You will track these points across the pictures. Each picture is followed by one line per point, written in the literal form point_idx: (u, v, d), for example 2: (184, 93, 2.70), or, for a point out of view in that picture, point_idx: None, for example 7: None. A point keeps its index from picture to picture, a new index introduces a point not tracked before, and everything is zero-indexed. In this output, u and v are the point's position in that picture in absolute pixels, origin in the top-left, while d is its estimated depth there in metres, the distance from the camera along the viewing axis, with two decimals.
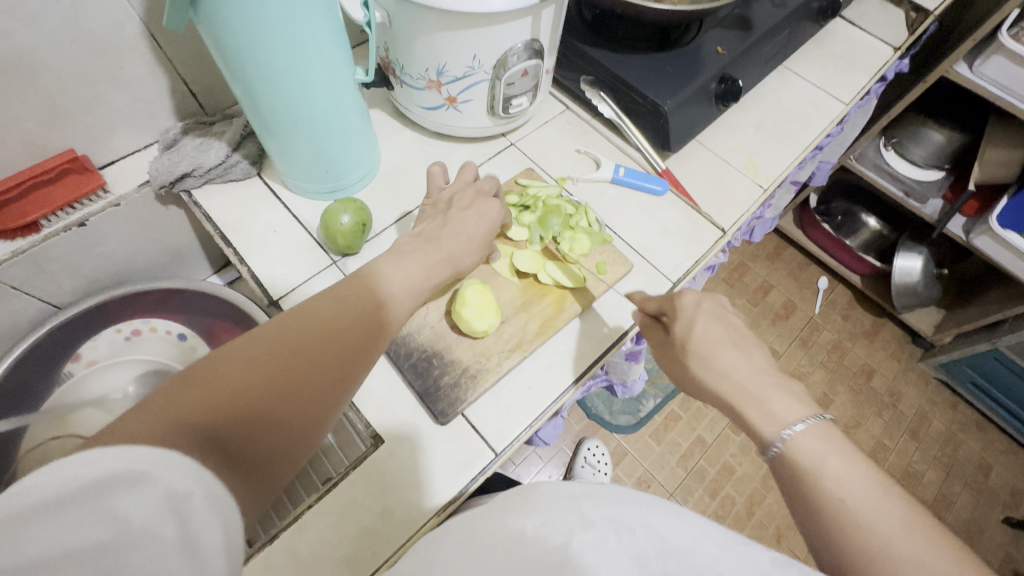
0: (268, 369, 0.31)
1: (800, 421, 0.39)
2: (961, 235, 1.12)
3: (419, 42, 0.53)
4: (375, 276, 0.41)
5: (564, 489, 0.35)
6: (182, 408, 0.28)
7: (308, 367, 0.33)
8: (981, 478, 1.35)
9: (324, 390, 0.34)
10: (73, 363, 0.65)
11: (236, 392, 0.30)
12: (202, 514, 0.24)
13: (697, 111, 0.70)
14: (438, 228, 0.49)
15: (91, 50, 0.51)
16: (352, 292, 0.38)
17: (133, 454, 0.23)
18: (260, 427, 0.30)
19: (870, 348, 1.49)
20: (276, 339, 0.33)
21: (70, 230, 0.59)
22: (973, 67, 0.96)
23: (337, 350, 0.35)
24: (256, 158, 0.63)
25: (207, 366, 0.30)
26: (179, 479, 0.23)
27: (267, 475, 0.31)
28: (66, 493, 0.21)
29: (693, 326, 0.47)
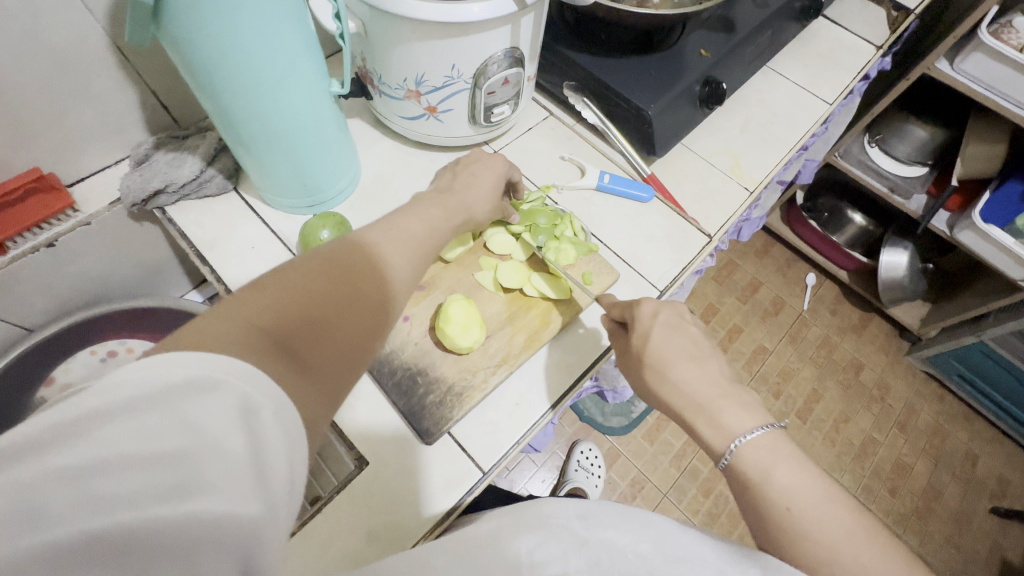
0: (321, 287, 0.33)
1: (751, 430, 0.39)
2: (944, 231, 1.14)
3: (396, 52, 0.52)
4: (399, 216, 0.42)
5: (553, 506, 0.33)
6: (250, 317, 0.29)
7: (357, 288, 0.34)
8: (969, 469, 1.36)
9: (374, 310, 0.35)
10: (47, 387, 0.63)
11: (299, 302, 0.31)
12: (268, 429, 0.25)
13: (682, 114, 0.69)
14: (450, 180, 0.51)
15: (53, 65, 0.49)
16: (385, 234, 0.40)
17: (208, 363, 0.25)
18: (321, 338, 0.32)
19: (859, 342, 1.51)
20: (327, 258, 0.35)
21: (38, 250, 0.57)
22: (954, 64, 0.96)
23: (381, 273, 0.36)
24: (232, 172, 0.61)
25: (268, 281, 0.32)
26: (249, 390, 0.25)
27: (333, 386, 0.32)
28: (147, 395, 0.23)
29: (648, 337, 0.46)
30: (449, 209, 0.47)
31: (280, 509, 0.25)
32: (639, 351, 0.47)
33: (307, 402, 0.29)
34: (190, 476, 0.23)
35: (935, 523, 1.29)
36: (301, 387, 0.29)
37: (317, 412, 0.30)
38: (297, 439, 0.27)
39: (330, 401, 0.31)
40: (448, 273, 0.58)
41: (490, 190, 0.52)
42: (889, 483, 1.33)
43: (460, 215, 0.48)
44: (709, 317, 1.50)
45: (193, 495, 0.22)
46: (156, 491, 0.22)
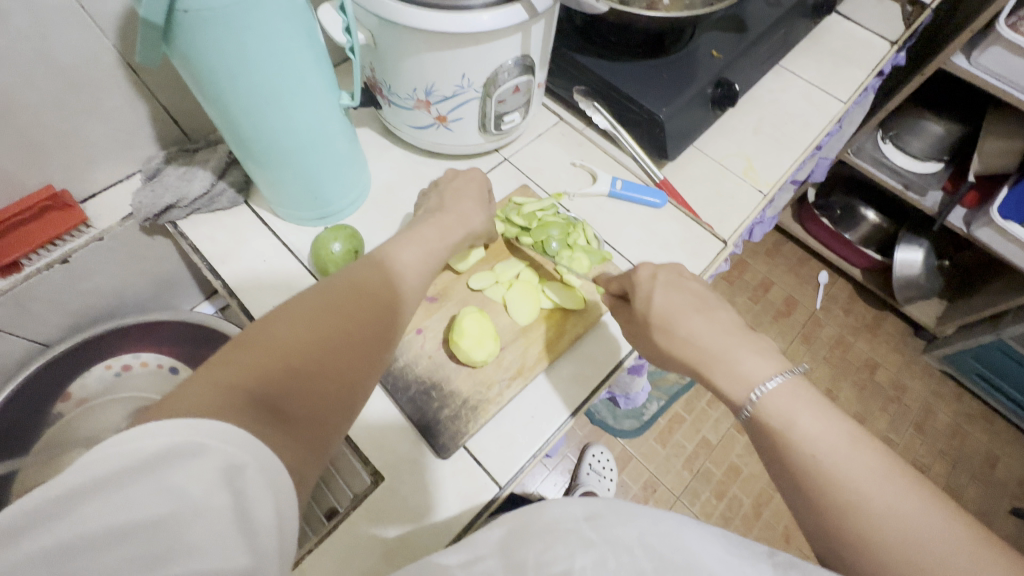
0: (304, 337, 0.33)
1: (771, 378, 0.38)
2: (961, 228, 1.11)
3: (406, 63, 0.51)
4: (391, 249, 0.43)
5: (568, 508, 0.34)
6: (233, 375, 0.29)
7: (339, 333, 0.35)
8: (988, 470, 1.34)
9: (358, 353, 0.35)
10: (63, 402, 0.63)
11: (284, 354, 0.32)
12: (253, 483, 0.26)
13: (694, 117, 0.68)
14: (439, 202, 0.53)
15: (64, 84, 0.49)
16: (369, 271, 0.40)
17: (188, 428, 0.25)
18: (305, 389, 0.32)
19: (873, 341, 1.49)
20: (312, 304, 0.35)
21: (53, 267, 0.57)
22: (971, 58, 0.94)
23: (370, 310, 0.37)
24: (242, 185, 0.61)
25: (252, 335, 0.32)
26: (231, 448, 0.26)
27: (318, 435, 0.32)
28: (127, 467, 0.23)
29: (652, 297, 0.46)
30: (430, 233, 0.47)
31: (272, 559, 0.26)
32: (644, 312, 0.46)
33: (293, 456, 0.30)
34: (177, 541, 0.23)
35: None
36: (286, 442, 0.29)
37: (301, 464, 0.30)
38: (285, 487, 0.28)
39: (316, 452, 0.32)
40: (460, 285, 0.57)
41: (479, 206, 0.54)
42: None
43: (457, 230, 0.50)
44: None
45: (179, 560, 0.23)
46: (140, 562, 0.22)
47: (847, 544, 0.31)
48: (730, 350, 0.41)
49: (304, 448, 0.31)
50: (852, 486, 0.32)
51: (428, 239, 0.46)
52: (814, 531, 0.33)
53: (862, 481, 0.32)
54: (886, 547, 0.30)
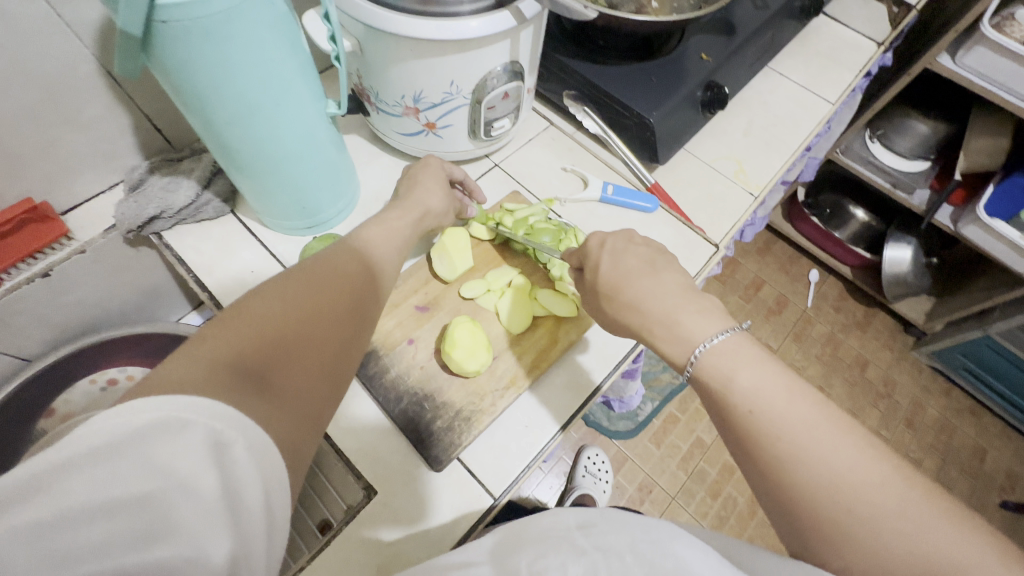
0: (286, 314, 0.32)
1: (714, 336, 0.37)
2: (948, 225, 1.13)
3: (393, 70, 0.50)
4: (365, 233, 0.43)
5: (557, 519, 0.35)
6: (215, 351, 0.29)
7: (322, 310, 0.34)
8: (977, 463, 1.36)
9: (341, 329, 0.35)
10: (47, 418, 0.61)
11: (265, 330, 0.31)
12: (240, 462, 0.26)
13: (684, 120, 0.68)
14: (407, 190, 0.52)
15: (42, 93, 0.48)
16: (346, 252, 0.39)
17: (176, 403, 0.25)
18: (291, 363, 0.31)
19: (864, 338, 1.50)
20: (291, 282, 0.35)
21: (33, 281, 0.56)
22: (956, 58, 0.95)
23: (348, 286, 0.37)
24: (229, 195, 0.60)
25: (231, 315, 0.32)
26: (218, 424, 0.26)
27: (309, 410, 0.32)
28: (112, 442, 0.23)
29: (604, 264, 0.46)
30: (400, 224, 0.46)
31: (258, 540, 0.26)
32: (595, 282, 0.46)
33: (284, 430, 0.29)
34: (164, 518, 0.23)
35: None
36: (277, 416, 0.29)
37: (293, 439, 0.30)
38: (275, 469, 0.28)
39: (310, 426, 0.32)
40: (451, 294, 0.57)
41: (440, 194, 0.53)
42: None
43: (415, 212, 0.49)
44: None
45: (167, 540, 0.23)
46: (128, 540, 0.22)
47: (786, 499, 0.31)
48: (673, 314, 0.40)
49: (297, 423, 0.31)
50: (789, 438, 0.31)
51: (399, 234, 0.45)
52: (757, 485, 0.33)
53: (796, 432, 0.32)
54: (822, 496, 0.30)
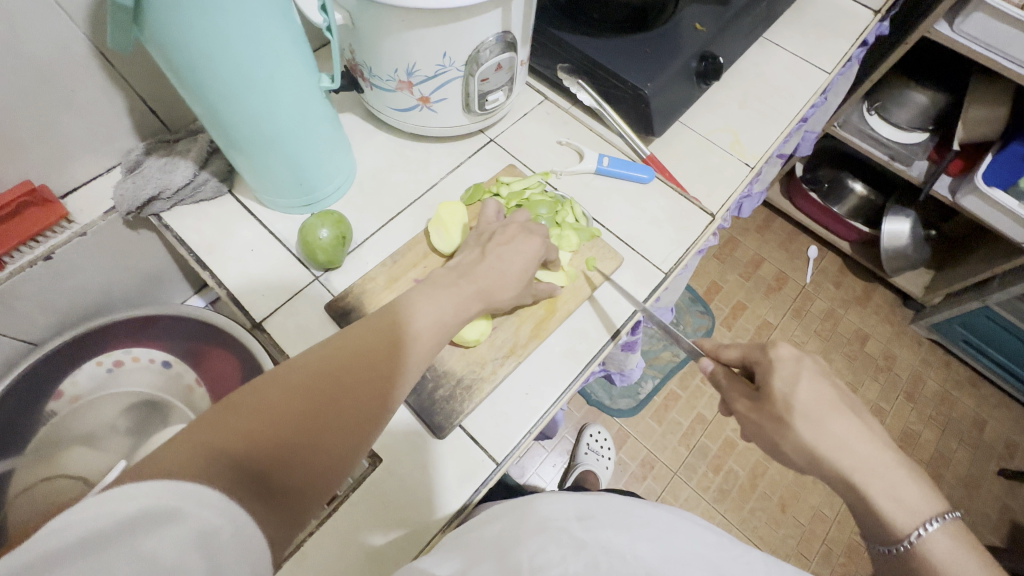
0: (293, 406, 0.31)
1: (940, 516, 0.37)
2: (946, 196, 1.12)
3: (385, 43, 0.50)
4: (405, 304, 0.40)
5: (558, 508, 0.41)
6: (214, 439, 0.28)
7: (333, 401, 0.32)
8: (977, 434, 1.37)
9: (350, 424, 0.33)
10: (55, 401, 0.61)
11: (270, 420, 0.30)
12: (227, 550, 0.25)
13: (679, 92, 0.68)
14: (474, 261, 0.46)
15: (37, 75, 0.48)
16: (378, 331, 0.37)
17: (166, 490, 0.24)
18: (291, 457, 0.30)
19: (863, 313, 1.50)
20: (312, 368, 0.33)
21: (36, 264, 0.56)
22: (954, 25, 0.94)
23: (369, 375, 0.34)
24: (225, 174, 0.60)
25: (243, 397, 0.30)
26: (208, 513, 0.25)
27: (300, 508, 0.30)
28: (97, 532, 0.23)
29: (797, 385, 0.41)
30: (458, 297, 0.42)
31: None
32: (784, 401, 0.41)
33: (270, 529, 0.28)
34: None
35: (943, 488, 1.31)
36: (265, 515, 0.28)
37: (277, 539, 0.29)
38: (262, 553, 0.27)
39: (299, 522, 0.30)
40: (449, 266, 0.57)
41: (519, 277, 0.46)
42: None
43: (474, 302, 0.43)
44: (712, 296, 1.50)
45: None
46: None
47: None
48: None
49: (286, 521, 0.29)
50: None
51: (448, 313, 0.41)
52: None
53: None
54: None
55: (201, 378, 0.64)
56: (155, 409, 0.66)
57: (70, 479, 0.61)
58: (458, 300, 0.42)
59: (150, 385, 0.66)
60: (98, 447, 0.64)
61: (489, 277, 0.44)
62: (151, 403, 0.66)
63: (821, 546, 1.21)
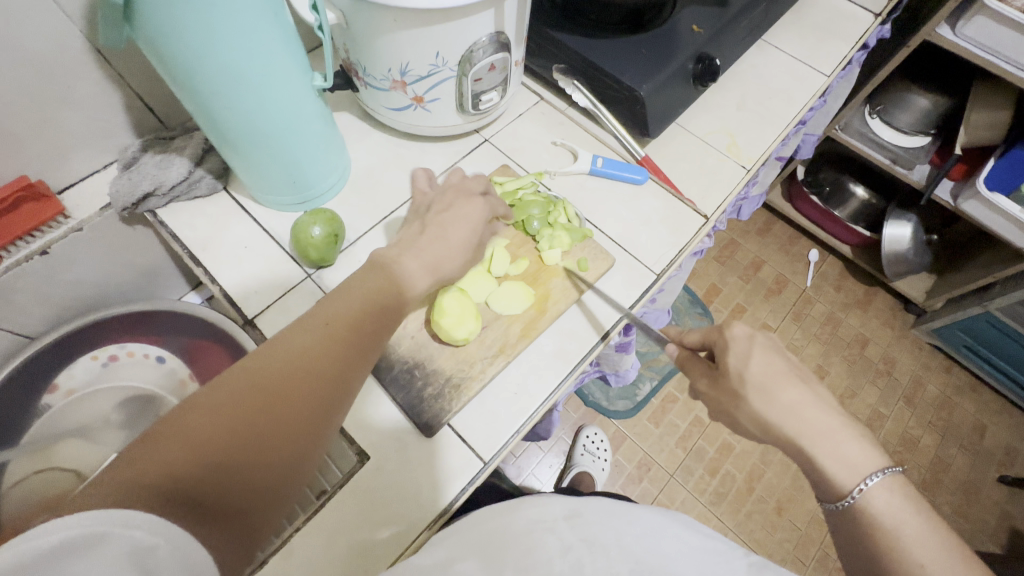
0: (229, 422, 0.29)
1: (879, 473, 0.37)
2: (948, 201, 1.12)
3: (379, 43, 0.51)
4: (340, 294, 0.38)
5: (545, 511, 0.40)
6: (143, 466, 0.26)
7: (272, 412, 0.31)
8: (977, 439, 1.36)
9: (294, 433, 0.32)
10: (51, 394, 0.63)
11: (205, 439, 0.28)
12: (166, 566, 0.25)
13: (675, 94, 0.68)
14: (416, 235, 0.45)
15: (33, 71, 0.48)
16: (314, 332, 0.35)
17: (93, 517, 0.24)
18: (231, 475, 0.29)
19: (863, 317, 1.50)
20: (245, 379, 0.31)
21: (33, 258, 0.57)
22: (956, 29, 0.93)
23: (309, 380, 0.33)
24: (221, 172, 0.61)
25: (173, 418, 0.28)
26: (140, 533, 0.24)
27: (248, 524, 0.29)
28: (23, 563, 0.22)
29: (748, 361, 0.42)
30: (399, 275, 0.41)
31: None
32: (737, 375, 0.42)
33: (218, 548, 0.27)
34: None
35: (942, 494, 1.30)
36: (213, 535, 0.27)
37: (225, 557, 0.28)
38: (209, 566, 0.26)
39: (253, 534, 0.30)
40: None
41: (463, 245, 0.46)
42: (896, 456, 1.33)
43: (414, 275, 0.42)
44: (711, 299, 1.49)
45: None
46: None
47: None
48: None
49: (238, 537, 0.29)
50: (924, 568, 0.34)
51: (386, 286, 0.40)
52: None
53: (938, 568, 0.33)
54: None
55: (195, 374, 0.64)
56: (149, 407, 0.65)
57: (64, 472, 0.61)
58: (397, 274, 0.41)
59: (147, 381, 0.66)
60: (92, 439, 0.63)
61: (425, 244, 0.44)
62: (146, 399, 0.65)
63: (817, 550, 1.21)
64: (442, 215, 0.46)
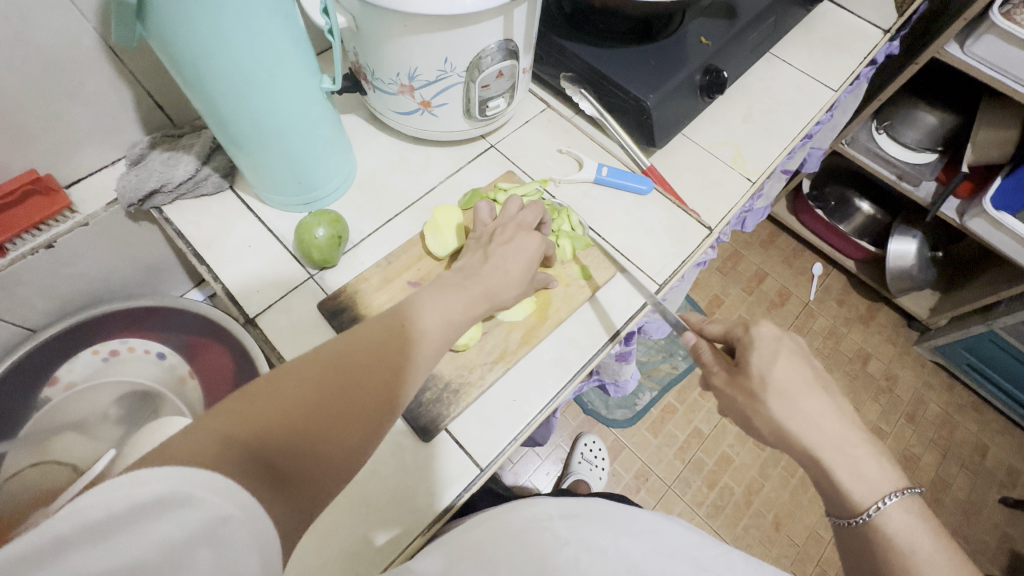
0: (308, 397, 0.31)
1: (897, 493, 0.37)
2: (954, 218, 1.11)
3: (388, 47, 0.51)
4: (416, 301, 0.40)
5: (541, 510, 0.40)
6: (231, 427, 0.28)
7: (347, 394, 0.33)
8: (978, 460, 1.35)
9: (361, 421, 0.33)
10: (50, 387, 0.62)
11: (286, 411, 0.30)
12: (237, 538, 0.25)
13: (681, 105, 0.68)
14: (478, 263, 0.45)
15: (45, 66, 0.49)
16: (390, 326, 0.37)
17: (181, 476, 0.25)
18: (304, 449, 0.30)
19: (866, 332, 1.49)
20: (327, 361, 0.33)
21: (38, 252, 0.57)
22: (965, 47, 0.93)
23: (382, 370, 0.35)
24: (227, 171, 0.61)
25: (262, 386, 0.30)
26: (219, 500, 0.25)
27: (311, 499, 0.30)
28: (115, 515, 0.23)
29: (773, 363, 0.42)
30: (467, 297, 0.42)
31: None
32: (759, 377, 0.42)
33: (282, 517, 0.29)
34: None
35: (942, 514, 1.28)
36: (280, 506, 0.29)
37: (286, 526, 0.29)
38: (270, 539, 0.27)
39: (313, 509, 0.31)
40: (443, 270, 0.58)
41: (522, 278, 0.46)
42: None
43: (479, 303, 0.42)
44: (713, 310, 1.49)
45: None
46: None
47: None
48: None
49: (300, 510, 0.30)
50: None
51: (457, 313, 0.40)
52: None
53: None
54: None
55: (194, 370, 0.64)
56: (146, 401, 0.66)
57: (60, 466, 0.62)
58: (467, 299, 0.42)
59: (145, 376, 0.66)
60: (88, 433, 0.65)
61: (487, 275, 0.44)
62: (143, 395, 0.67)
63: (815, 567, 1.20)
64: (506, 246, 0.47)
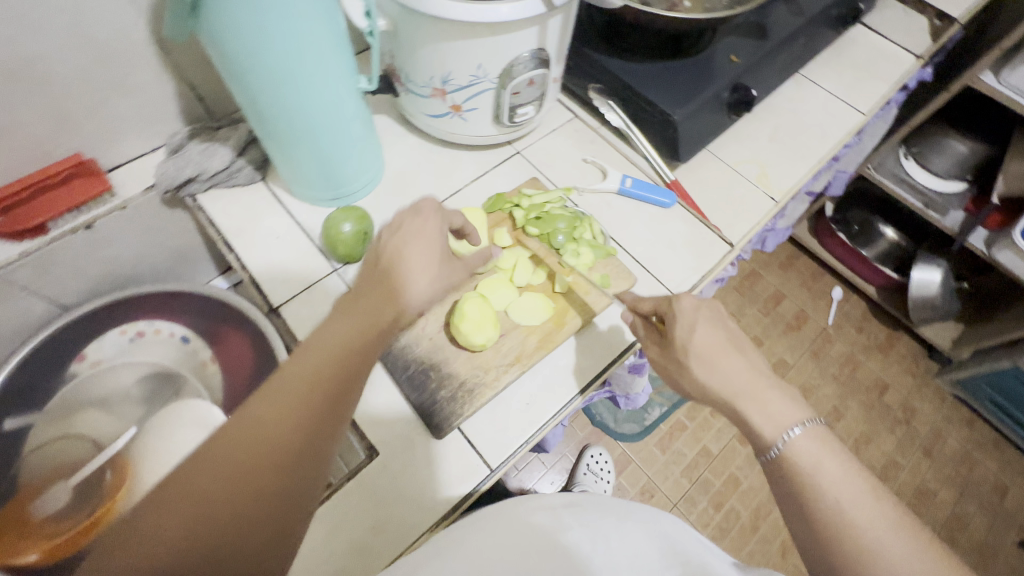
0: (218, 494, 0.30)
1: (798, 424, 0.39)
2: (981, 249, 1.09)
3: (424, 51, 0.52)
4: (315, 335, 0.36)
5: (544, 500, 0.40)
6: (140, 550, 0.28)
7: (261, 475, 0.31)
8: (997, 499, 1.31)
9: (283, 493, 0.32)
10: (77, 363, 0.64)
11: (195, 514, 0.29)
12: None
13: (708, 121, 0.68)
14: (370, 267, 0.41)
15: (97, 56, 0.51)
16: (297, 382, 0.34)
17: None
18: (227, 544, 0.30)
19: (885, 361, 1.46)
20: (234, 444, 0.31)
21: (76, 232, 0.59)
22: (1000, 76, 0.91)
23: (294, 435, 0.32)
24: (260, 164, 0.63)
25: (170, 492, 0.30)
26: None
27: None
28: None
29: (693, 329, 0.45)
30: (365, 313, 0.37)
31: None
32: (682, 345, 0.45)
33: None
34: None
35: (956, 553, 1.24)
36: None
37: None
38: None
39: None
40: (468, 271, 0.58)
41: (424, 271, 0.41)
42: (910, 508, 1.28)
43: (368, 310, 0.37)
44: None
45: None
46: None
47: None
48: None
49: None
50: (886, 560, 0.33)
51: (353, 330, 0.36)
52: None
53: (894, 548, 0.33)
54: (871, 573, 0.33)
55: (217, 356, 0.65)
56: (167, 382, 0.66)
57: (82, 441, 0.63)
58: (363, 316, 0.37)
59: (167, 359, 0.67)
60: (112, 411, 0.65)
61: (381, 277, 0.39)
62: (165, 376, 0.67)
63: None
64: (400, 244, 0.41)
